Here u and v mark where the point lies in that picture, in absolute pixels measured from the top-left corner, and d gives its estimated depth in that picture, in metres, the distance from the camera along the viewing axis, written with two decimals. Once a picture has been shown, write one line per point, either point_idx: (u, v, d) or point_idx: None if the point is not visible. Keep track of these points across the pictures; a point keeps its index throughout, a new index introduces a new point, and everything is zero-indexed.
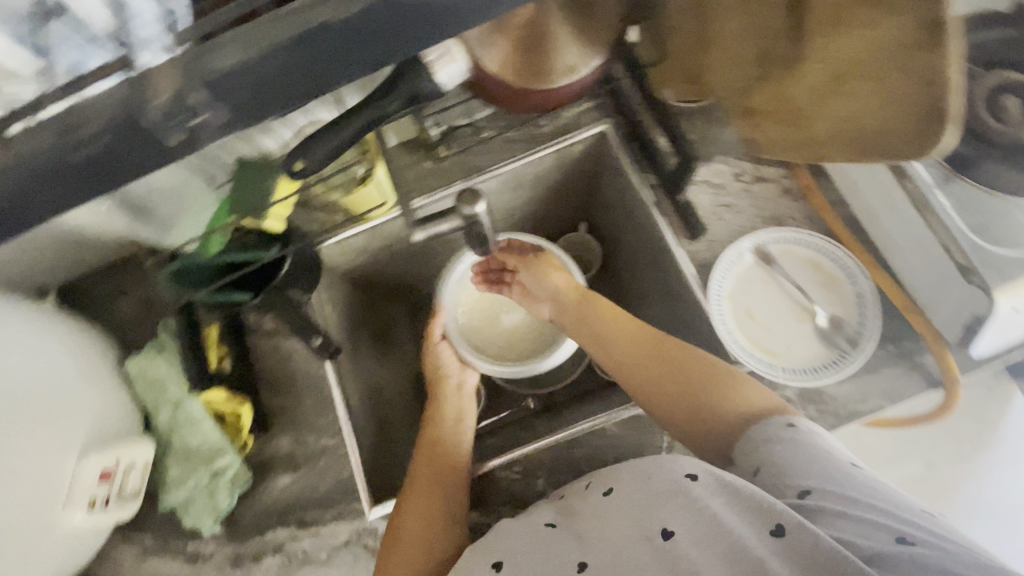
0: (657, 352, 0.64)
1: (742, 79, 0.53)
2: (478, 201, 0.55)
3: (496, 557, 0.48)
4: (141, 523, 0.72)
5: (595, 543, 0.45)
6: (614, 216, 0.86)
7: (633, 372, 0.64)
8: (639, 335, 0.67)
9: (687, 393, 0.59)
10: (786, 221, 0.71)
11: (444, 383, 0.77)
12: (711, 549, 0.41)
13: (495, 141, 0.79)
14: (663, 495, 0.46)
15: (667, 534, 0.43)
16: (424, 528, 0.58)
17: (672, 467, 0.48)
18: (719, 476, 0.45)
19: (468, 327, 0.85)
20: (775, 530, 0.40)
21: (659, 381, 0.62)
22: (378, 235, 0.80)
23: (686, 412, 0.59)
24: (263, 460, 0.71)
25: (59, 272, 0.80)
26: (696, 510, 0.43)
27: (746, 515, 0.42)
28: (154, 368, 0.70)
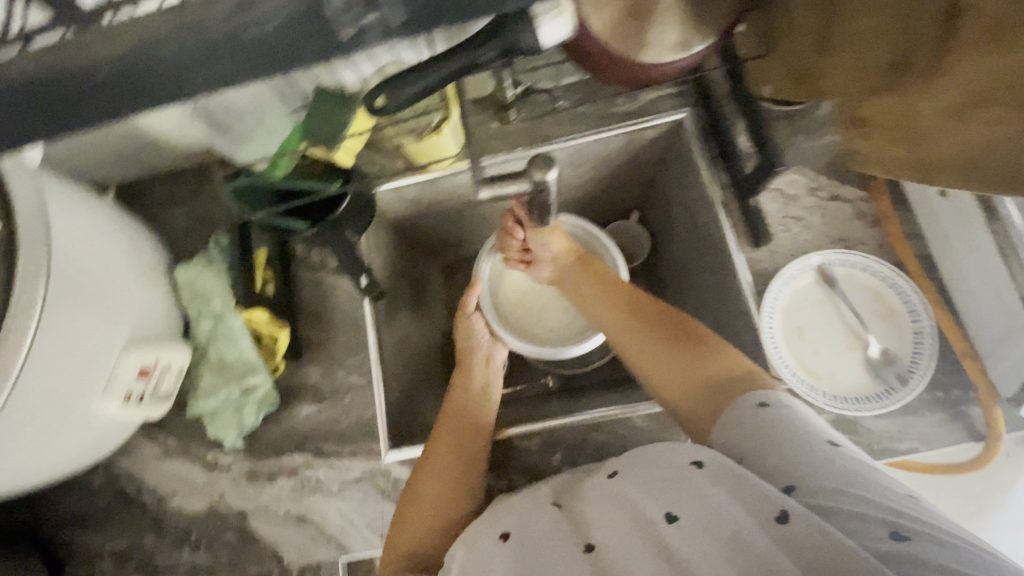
0: (650, 327, 0.59)
1: (863, 85, 0.54)
2: (551, 168, 0.52)
3: (503, 528, 0.48)
4: (167, 423, 0.75)
5: (602, 523, 0.44)
6: (672, 210, 0.84)
7: (626, 344, 0.61)
8: (634, 306, 0.63)
9: (677, 373, 0.55)
10: (855, 245, 0.69)
11: (470, 352, 0.75)
12: (714, 539, 0.39)
13: (568, 112, 0.76)
14: (667, 481, 0.44)
15: (670, 519, 0.41)
16: (442, 493, 0.59)
17: (676, 453, 0.46)
18: (724, 463, 0.43)
19: (505, 300, 0.82)
20: (779, 517, 0.38)
21: (649, 357, 0.58)
22: (434, 187, 0.79)
23: (674, 391, 0.55)
24: (290, 387, 0.73)
25: (122, 169, 0.82)
26: (699, 500, 0.41)
27: (749, 504, 0.39)
28: (202, 280, 0.72)
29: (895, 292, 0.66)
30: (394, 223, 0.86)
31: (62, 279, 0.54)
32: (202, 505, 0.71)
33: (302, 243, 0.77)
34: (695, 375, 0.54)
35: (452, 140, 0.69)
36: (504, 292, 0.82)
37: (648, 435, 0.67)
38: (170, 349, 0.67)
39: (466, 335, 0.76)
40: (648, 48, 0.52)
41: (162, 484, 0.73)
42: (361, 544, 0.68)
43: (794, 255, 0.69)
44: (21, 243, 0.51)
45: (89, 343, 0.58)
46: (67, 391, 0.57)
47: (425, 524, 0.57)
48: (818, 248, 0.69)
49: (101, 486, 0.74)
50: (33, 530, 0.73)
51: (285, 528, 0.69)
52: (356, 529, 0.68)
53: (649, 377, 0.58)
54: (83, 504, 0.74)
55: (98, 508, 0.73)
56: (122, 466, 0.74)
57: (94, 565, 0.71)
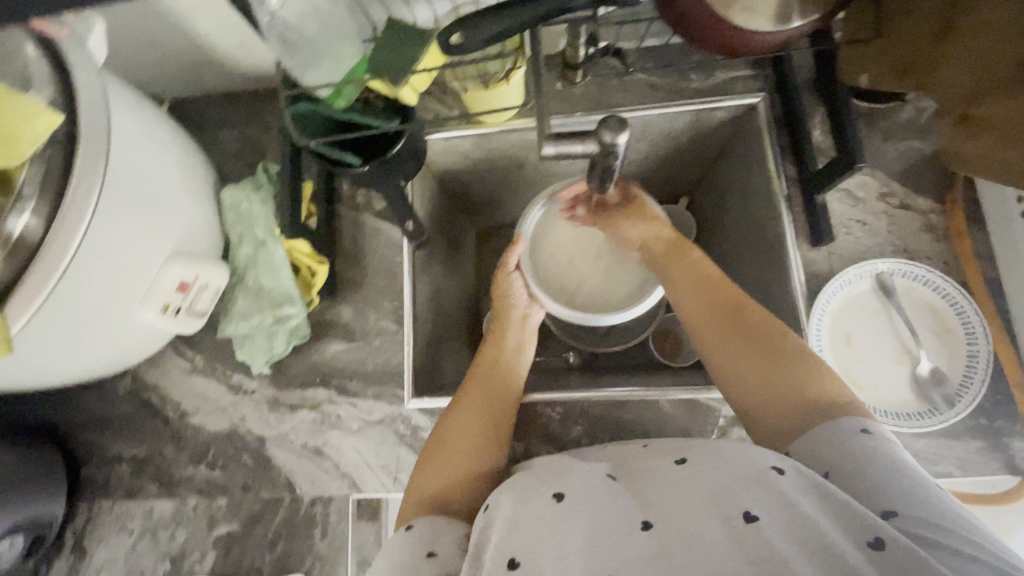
0: (747, 329, 0.54)
1: (976, 79, 0.52)
2: (623, 131, 0.49)
3: (558, 489, 0.45)
4: (197, 342, 0.76)
5: (661, 507, 0.42)
6: (727, 199, 0.82)
7: (713, 343, 0.56)
8: (728, 303, 0.57)
9: (772, 386, 0.51)
10: (918, 258, 0.66)
11: (509, 309, 0.74)
12: (802, 546, 0.36)
13: (637, 81, 0.73)
14: (744, 479, 0.42)
15: (750, 518, 0.39)
16: (477, 447, 0.58)
17: (756, 455, 0.44)
18: (811, 477, 0.41)
19: (545, 259, 0.79)
20: (872, 543, 0.36)
21: (741, 365, 0.53)
22: (488, 142, 0.77)
23: (761, 403, 0.51)
24: (322, 322, 0.74)
25: (174, 83, 0.81)
26: (784, 505, 0.39)
27: (840, 522, 0.38)
28: (247, 204, 0.71)
29: (956, 312, 0.63)
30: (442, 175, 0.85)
31: (118, 183, 0.53)
32: (222, 425, 0.72)
33: (348, 182, 0.77)
34: (792, 390, 0.50)
35: (516, 93, 0.67)
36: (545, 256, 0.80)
37: (673, 420, 0.66)
38: (211, 269, 0.66)
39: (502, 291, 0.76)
40: (752, 12, 0.48)
41: (185, 399, 0.74)
42: (373, 485, 0.69)
43: (852, 261, 0.67)
44: (79, 141, 0.49)
45: (136, 251, 0.56)
46: (110, 297, 0.56)
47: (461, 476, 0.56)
48: (878, 256, 0.67)
49: (125, 393, 0.75)
50: (56, 426, 0.75)
51: (300, 458, 0.70)
52: (370, 469, 0.69)
53: (733, 382, 0.54)
54: (106, 408, 0.75)
55: (120, 414, 0.75)
56: (147, 377, 0.75)
57: (112, 467, 0.73)
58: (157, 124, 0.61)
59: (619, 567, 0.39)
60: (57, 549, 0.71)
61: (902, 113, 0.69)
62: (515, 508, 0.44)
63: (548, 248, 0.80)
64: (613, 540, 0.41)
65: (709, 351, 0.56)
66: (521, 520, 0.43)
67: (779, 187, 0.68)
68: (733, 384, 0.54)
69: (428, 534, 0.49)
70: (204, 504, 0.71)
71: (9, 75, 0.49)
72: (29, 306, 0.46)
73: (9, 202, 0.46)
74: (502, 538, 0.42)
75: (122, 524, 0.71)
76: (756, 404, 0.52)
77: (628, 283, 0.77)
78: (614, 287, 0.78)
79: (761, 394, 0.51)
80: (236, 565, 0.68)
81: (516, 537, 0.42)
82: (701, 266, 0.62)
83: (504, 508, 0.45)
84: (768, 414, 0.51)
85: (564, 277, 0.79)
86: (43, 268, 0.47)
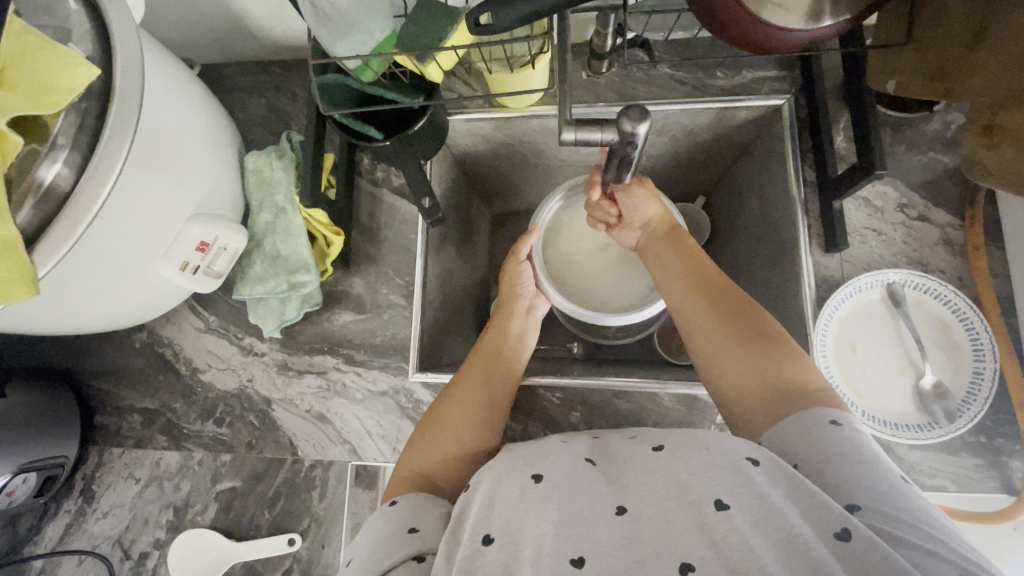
0: (730, 314, 0.55)
1: (1002, 88, 0.51)
2: (643, 121, 0.48)
3: (537, 470, 0.46)
4: (212, 302, 0.78)
5: (633, 491, 0.44)
6: (745, 200, 0.82)
7: (699, 332, 0.56)
8: (714, 289, 0.57)
9: (755, 373, 0.51)
10: (932, 271, 0.66)
11: (512, 297, 0.75)
12: (768, 536, 0.37)
13: (662, 76, 0.73)
14: (718, 469, 0.42)
15: (719, 506, 0.39)
16: (469, 428, 0.59)
17: (731, 445, 0.44)
18: (783, 468, 0.41)
19: (557, 258, 0.81)
20: (838, 534, 0.36)
21: (723, 351, 0.53)
22: (508, 126, 0.77)
23: (745, 390, 0.51)
24: (335, 292, 0.76)
25: (206, 49, 0.83)
26: (754, 496, 0.39)
27: (807, 513, 0.38)
28: (270, 171, 0.72)
29: (966, 327, 0.62)
30: (461, 157, 0.86)
31: (146, 138, 0.54)
32: (231, 384, 0.75)
33: (369, 156, 0.78)
34: (774, 378, 0.49)
35: (541, 77, 0.67)
36: (557, 249, 0.82)
37: (672, 414, 0.67)
38: (229, 232, 0.67)
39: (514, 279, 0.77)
40: (781, 8, 0.48)
41: (198, 356, 0.76)
42: (372, 453, 0.71)
43: (865, 270, 0.66)
44: (113, 93, 0.51)
45: (159, 211, 0.58)
46: (132, 250, 0.57)
47: (452, 450, 0.57)
48: (891, 267, 0.66)
49: (140, 346, 0.77)
50: (73, 372, 0.77)
51: (304, 422, 0.72)
52: (371, 438, 0.71)
53: (716, 371, 0.54)
54: (121, 359, 0.77)
55: (135, 366, 0.77)
56: (163, 333, 0.77)
57: (123, 417, 0.76)
58: (186, 85, 0.62)
59: (587, 547, 0.40)
60: (66, 491, 0.74)
61: (928, 124, 0.69)
62: (492, 488, 0.46)
63: (563, 242, 0.82)
64: (586, 522, 0.42)
65: (694, 338, 0.57)
66: (497, 500, 0.44)
67: (796, 191, 0.68)
68: (716, 371, 0.53)
69: (411, 511, 0.49)
70: (209, 458, 0.73)
71: (50, 27, 0.51)
72: (55, 251, 0.48)
73: (43, 150, 0.47)
74: (480, 515, 0.43)
75: (129, 472, 0.74)
76: (739, 392, 0.51)
77: (635, 288, 0.80)
78: (619, 286, 0.80)
79: (744, 381, 0.51)
80: (235, 520, 0.70)
81: (491, 517, 0.43)
82: (692, 252, 0.63)
83: (482, 486, 0.46)
84: (750, 403, 0.50)
85: (574, 276, 0.81)
86: (71, 214, 0.49)
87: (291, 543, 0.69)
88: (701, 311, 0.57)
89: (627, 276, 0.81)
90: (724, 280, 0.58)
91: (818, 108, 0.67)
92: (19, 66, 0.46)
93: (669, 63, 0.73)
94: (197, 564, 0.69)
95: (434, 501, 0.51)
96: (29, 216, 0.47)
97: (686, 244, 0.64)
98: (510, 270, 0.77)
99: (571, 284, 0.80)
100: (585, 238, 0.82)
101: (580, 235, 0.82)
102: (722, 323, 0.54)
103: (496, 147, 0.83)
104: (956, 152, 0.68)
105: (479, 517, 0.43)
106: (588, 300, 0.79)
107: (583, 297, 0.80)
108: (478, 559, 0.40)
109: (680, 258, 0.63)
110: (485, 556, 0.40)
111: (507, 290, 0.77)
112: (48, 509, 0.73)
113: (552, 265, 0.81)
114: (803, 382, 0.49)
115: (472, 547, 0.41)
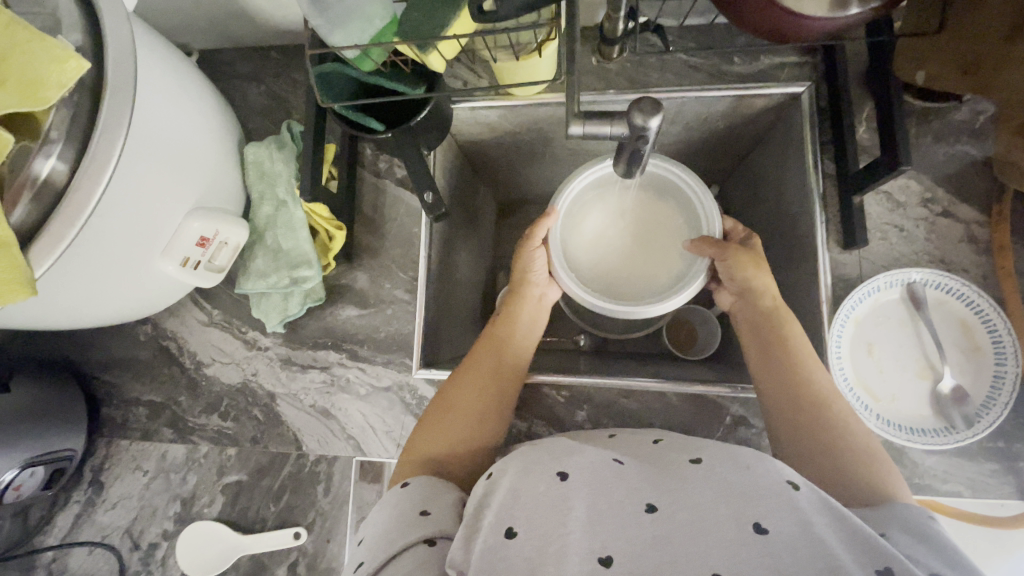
0: (791, 366, 0.58)
1: None
2: (656, 114, 0.46)
3: (564, 468, 0.45)
4: (216, 296, 0.77)
5: (670, 493, 0.43)
6: (760, 191, 0.79)
7: (781, 399, 0.58)
8: (773, 336, 0.61)
9: (802, 422, 0.56)
10: (955, 270, 0.63)
11: (524, 284, 0.69)
12: (810, 563, 0.36)
13: (675, 63, 0.70)
14: (762, 490, 0.42)
15: (760, 530, 0.39)
16: (475, 431, 0.58)
17: (774, 468, 0.44)
18: (827, 500, 0.42)
19: (577, 241, 0.71)
20: (881, 571, 0.35)
21: (804, 428, 0.55)
22: (515, 115, 0.75)
23: (789, 431, 0.56)
24: (338, 286, 0.74)
25: (204, 35, 0.81)
26: (797, 523, 0.39)
27: (854, 545, 0.38)
28: (271, 163, 0.71)
29: (988, 328, 0.60)
30: (466, 146, 0.84)
31: (145, 136, 0.52)
32: (236, 378, 0.74)
33: (371, 147, 0.76)
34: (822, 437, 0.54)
35: (549, 65, 0.63)
36: (575, 236, 0.72)
37: (680, 414, 0.66)
38: (230, 227, 0.65)
39: (530, 265, 0.69)
40: None
41: (202, 350, 0.76)
42: (376, 449, 0.71)
43: (884, 268, 0.64)
44: (106, 87, 0.49)
45: (157, 208, 0.56)
46: (130, 249, 0.56)
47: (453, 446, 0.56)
48: (912, 264, 0.64)
49: (145, 340, 0.77)
50: (79, 365, 0.77)
51: (308, 417, 0.72)
52: (375, 434, 0.71)
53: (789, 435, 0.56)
54: (126, 352, 0.77)
55: (140, 359, 0.77)
56: (167, 325, 0.77)
57: (129, 409, 0.76)
58: (188, 77, 0.60)
59: (618, 546, 0.39)
60: (76, 481, 0.75)
61: (956, 114, 0.65)
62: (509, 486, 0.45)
63: (585, 231, 0.72)
64: (615, 520, 0.41)
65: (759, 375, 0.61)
66: (522, 493, 0.43)
67: (815, 184, 0.65)
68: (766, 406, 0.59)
69: (424, 493, 0.49)
70: (215, 452, 0.73)
71: (39, 15, 0.49)
72: (52, 250, 0.47)
73: (35, 146, 0.46)
74: (504, 506, 0.43)
75: (137, 463, 0.74)
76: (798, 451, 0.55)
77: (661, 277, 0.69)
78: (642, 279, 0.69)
79: (790, 426, 0.56)
80: (242, 512, 0.71)
81: (514, 508, 0.42)
82: (760, 299, 0.64)
83: (507, 479, 0.45)
84: (791, 446, 0.56)
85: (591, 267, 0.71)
86: (67, 213, 0.47)
87: (297, 537, 0.69)
88: (790, 386, 0.57)
89: (650, 264, 0.70)
90: (794, 329, 0.61)
91: (840, 97, 0.64)
92: (8, 60, 0.44)
93: (683, 49, 0.69)
94: (205, 556, 0.69)
95: (444, 486, 0.51)
96: (24, 214, 0.46)
97: (759, 292, 0.63)
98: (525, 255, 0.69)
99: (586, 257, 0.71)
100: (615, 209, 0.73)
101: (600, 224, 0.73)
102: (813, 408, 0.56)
103: (501, 136, 0.81)
104: (983, 144, 0.65)
105: (504, 507, 0.42)
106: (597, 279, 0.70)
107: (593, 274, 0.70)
108: (501, 550, 0.39)
109: (743, 301, 0.66)
110: (509, 547, 0.39)
111: (526, 270, 0.69)
112: (58, 499, 0.74)
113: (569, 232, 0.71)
114: (846, 445, 0.53)
115: (494, 539, 0.40)
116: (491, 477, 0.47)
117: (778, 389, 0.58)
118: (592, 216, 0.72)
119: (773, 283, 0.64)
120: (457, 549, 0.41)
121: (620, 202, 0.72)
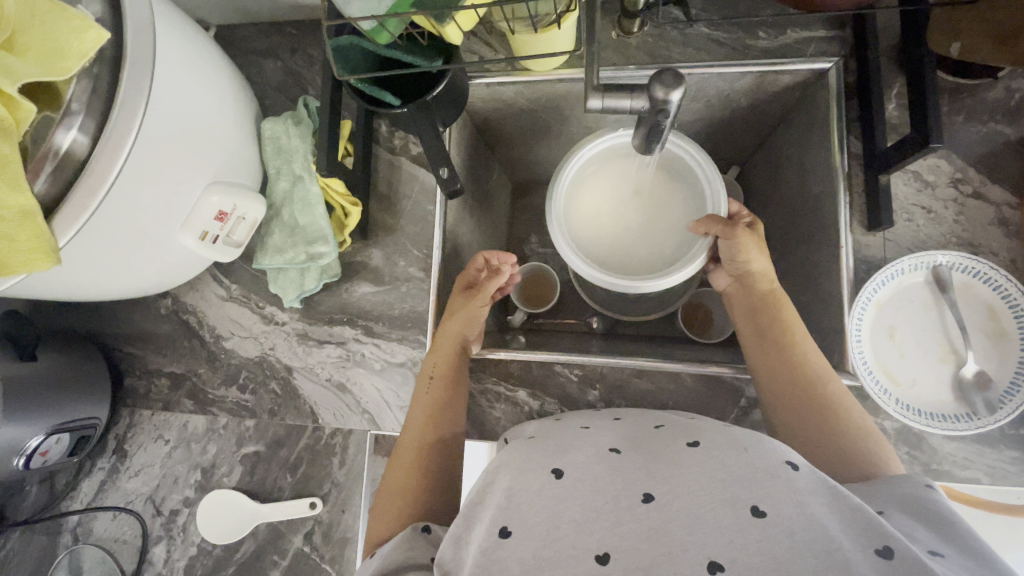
0: (789, 347, 0.59)
1: None
2: (677, 87, 0.44)
3: (557, 465, 0.46)
4: (233, 271, 0.78)
5: (665, 479, 0.43)
6: (784, 169, 0.77)
7: (775, 384, 0.58)
8: (771, 325, 0.62)
9: (800, 400, 0.56)
10: (984, 254, 0.61)
11: (452, 339, 0.67)
12: (808, 548, 0.36)
13: (699, 36, 0.68)
14: (757, 472, 0.41)
15: (758, 512, 0.38)
16: (417, 481, 0.59)
17: (771, 450, 0.44)
18: (824, 480, 0.41)
19: (578, 208, 0.69)
20: (881, 551, 0.35)
21: (796, 412, 0.56)
22: (531, 90, 0.73)
23: (783, 411, 0.57)
24: (354, 263, 0.75)
25: (222, 9, 0.80)
26: (796, 505, 0.38)
27: (851, 526, 0.37)
28: (287, 138, 0.71)
29: (1015, 312, 0.58)
30: (482, 123, 0.83)
31: (167, 110, 0.52)
32: (253, 351, 0.76)
33: (387, 123, 0.76)
34: (818, 416, 0.55)
35: (566, 38, 0.62)
36: (577, 204, 0.69)
37: (693, 395, 0.66)
38: (249, 201, 0.65)
39: (462, 322, 0.68)
40: None
41: (221, 324, 0.77)
42: (391, 423, 0.72)
43: (909, 251, 0.62)
44: (125, 59, 0.49)
45: (177, 183, 0.57)
46: (151, 219, 0.56)
47: (399, 506, 0.57)
48: (939, 248, 0.62)
49: (165, 314, 0.78)
50: (100, 338, 0.79)
51: (325, 391, 0.73)
52: (390, 408, 0.72)
53: (784, 420, 0.57)
54: (147, 325, 0.79)
55: (160, 332, 0.78)
56: (186, 300, 0.78)
57: (151, 381, 0.78)
58: (206, 51, 0.60)
59: (612, 543, 0.40)
60: (100, 449, 0.77)
61: (990, 92, 0.63)
62: (513, 480, 0.46)
63: (586, 200, 0.69)
64: (609, 517, 0.41)
65: (756, 361, 0.61)
66: (517, 493, 0.45)
67: (840, 164, 0.63)
68: (762, 391, 0.60)
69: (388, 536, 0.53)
70: (234, 423, 0.75)
71: None
72: (74, 222, 0.47)
73: (57, 117, 0.46)
74: (499, 507, 0.44)
75: (159, 433, 0.76)
76: (797, 433, 0.56)
77: (649, 264, 0.66)
78: (643, 251, 0.68)
79: (789, 408, 0.57)
80: (260, 482, 0.73)
81: (511, 509, 0.43)
82: (758, 283, 0.65)
83: (504, 479, 0.47)
84: (790, 428, 0.56)
85: (591, 238, 0.68)
86: (85, 186, 0.48)
87: (312, 507, 0.71)
88: (784, 370, 0.58)
89: (652, 236, 0.68)
90: (790, 316, 0.61)
91: (869, 74, 0.62)
92: (30, 29, 0.45)
93: (705, 22, 0.67)
94: (224, 524, 0.72)
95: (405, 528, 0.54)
96: (46, 185, 0.47)
97: (756, 275, 0.64)
98: (463, 308, 0.68)
99: (585, 204, 0.69)
100: (620, 179, 0.70)
101: (598, 192, 0.70)
102: (807, 395, 0.56)
103: (518, 113, 0.80)
104: (1018, 123, 0.62)
105: (499, 507, 0.44)
106: (584, 224, 0.69)
107: (582, 220, 0.69)
108: (497, 551, 0.41)
109: (739, 285, 0.67)
110: (502, 549, 0.41)
111: (455, 327, 0.67)
112: (83, 465, 0.77)
113: (587, 176, 0.69)
114: (845, 425, 0.54)
115: (490, 540, 0.42)
116: (484, 479, 0.49)
117: (776, 377, 0.59)
118: (588, 187, 0.70)
119: (771, 266, 0.64)
120: (446, 549, 0.44)
121: (622, 166, 0.69)
